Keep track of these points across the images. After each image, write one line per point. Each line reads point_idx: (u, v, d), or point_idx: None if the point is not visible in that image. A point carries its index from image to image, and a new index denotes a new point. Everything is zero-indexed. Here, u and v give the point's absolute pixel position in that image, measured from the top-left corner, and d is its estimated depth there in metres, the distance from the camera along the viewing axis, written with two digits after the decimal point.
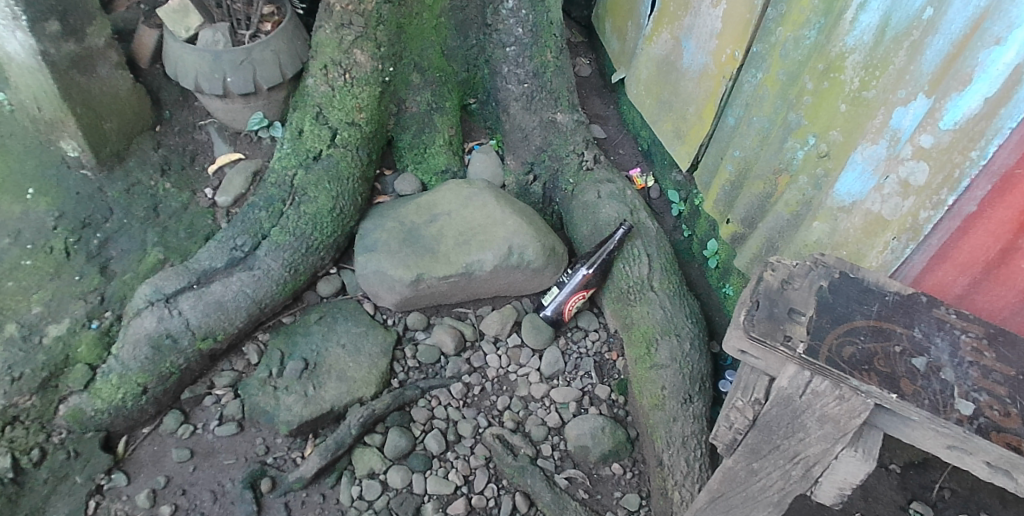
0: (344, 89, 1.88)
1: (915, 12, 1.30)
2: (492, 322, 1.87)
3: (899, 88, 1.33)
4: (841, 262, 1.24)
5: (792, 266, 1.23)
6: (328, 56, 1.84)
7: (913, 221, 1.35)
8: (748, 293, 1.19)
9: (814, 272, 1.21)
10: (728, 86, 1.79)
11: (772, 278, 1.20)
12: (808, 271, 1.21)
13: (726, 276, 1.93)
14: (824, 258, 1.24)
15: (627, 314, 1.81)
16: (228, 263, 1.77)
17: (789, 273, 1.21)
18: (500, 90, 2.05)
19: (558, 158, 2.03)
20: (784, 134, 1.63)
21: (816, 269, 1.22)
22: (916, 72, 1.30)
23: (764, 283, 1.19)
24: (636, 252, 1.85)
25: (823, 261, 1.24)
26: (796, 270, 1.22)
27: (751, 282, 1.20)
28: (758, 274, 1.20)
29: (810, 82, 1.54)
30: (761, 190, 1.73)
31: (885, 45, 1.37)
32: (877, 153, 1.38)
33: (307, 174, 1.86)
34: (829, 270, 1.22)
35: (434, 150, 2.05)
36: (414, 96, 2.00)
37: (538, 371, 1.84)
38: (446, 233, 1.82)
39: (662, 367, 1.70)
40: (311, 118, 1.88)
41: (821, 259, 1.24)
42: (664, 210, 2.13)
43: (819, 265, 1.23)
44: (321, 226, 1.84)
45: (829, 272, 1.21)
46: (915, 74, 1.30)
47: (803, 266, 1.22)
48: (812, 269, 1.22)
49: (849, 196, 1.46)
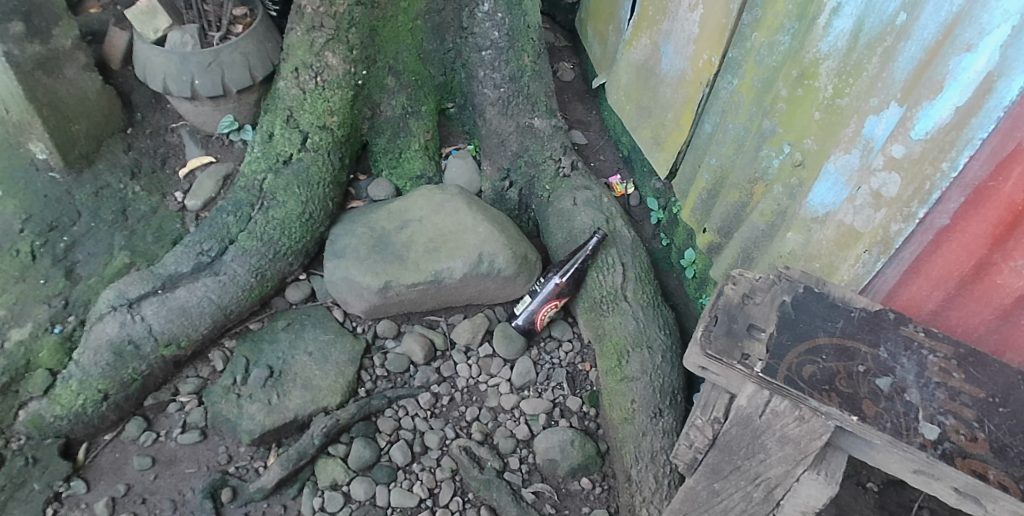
0: (316, 92, 1.84)
1: (889, 17, 1.25)
2: (463, 331, 1.83)
3: (871, 95, 1.29)
4: (806, 275, 1.18)
5: (756, 279, 1.16)
6: (299, 59, 1.81)
7: (885, 234, 1.30)
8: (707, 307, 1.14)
9: (777, 286, 1.15)
10: (705, 93, 1.74)
11: (734, 292, 1.14)
12: (771, 285, 1.16)
13: (703, 287, 1.88)
14: (789, 272, 1.18)
15: (600, 325, 1.77)
16: (194, 269, 1.74)
17: (753, 286, 1.15)
18: (476, 94, 2.02)
19: (534, 164, 1.99)
20: (759, 142, 1.59)
21: (780, 284, 1.16)
22: (889, 80, 1.25)
23: (725, 299, 1.13)
24: (610, 261, 1.81)
25: (788, 276, 1.18)
26: (758, 284, 1.15)
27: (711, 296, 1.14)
28: (717, 287, 1.14)
29: (784, 89, 1.49)
30: (737, 199, 1.69)
31: (858, 51, 1.32)
32: (850, 162, 1.34)
33: (276, 179, 1.83)
34: (793, 284, 1.16)
35: (409, 155, 2.02)
36: (389, 99, 1.97)
37: (508, 381, 1.80)
38: (416, 239, 1.79)
39: (633, 380, 1.65)
40: (281, 122, 1.86)
41: (786, 273, 1.18)
42: (644, 218, 2.09)
43: (783, 279, 1.17)
44: (289, 232, 1.81)
45: (792, 286, 1.16)
46: (887, 82, 1.26)
47: (767, 280, 1.16)
48: (776, 283, 1.16)
49: (823, 206, 1.42)
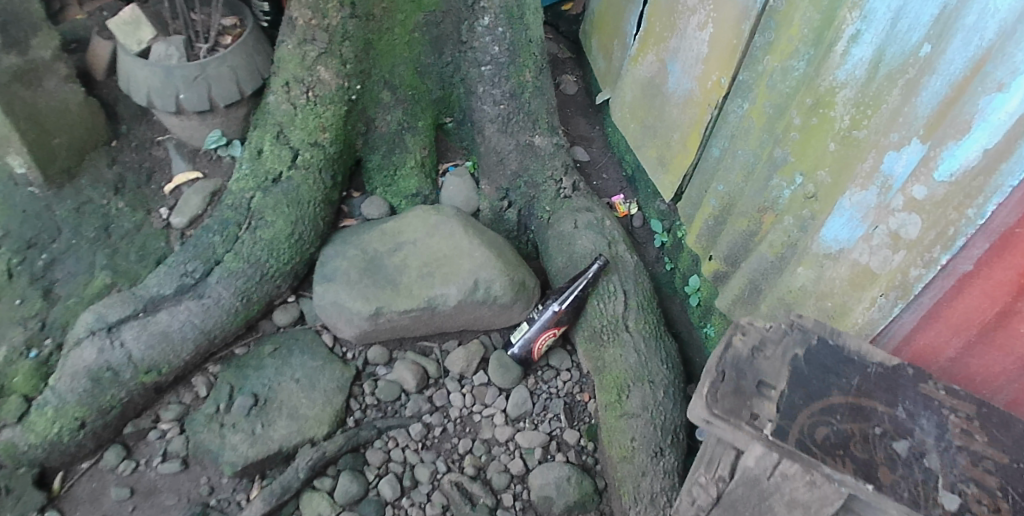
0: (307, 108, 1.77)
1: (912, 47, 1.17)
2: (457, 360, 1.76)
3: (891, 130, 1.21)
4: (820, 326, 1.10)
5: (766, 329, 1.09)
6: (291, 73, 1.74)
7: (903, 278, 1.21)
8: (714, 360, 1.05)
9: (790, 338, 1.07)
10: (713, 115, 1.67)
11: (743, 344, 1.06)
12: (782, 336, 1.08)
13: (707, 316, 1.81)
14: (803, 320, 1.11)
15: (599, 356, 1.69)
16: (177, 291, 1.67)
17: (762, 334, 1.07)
18: (475, 111, 1.95)
19: (534, 185, 1.93)
20: (770, 171, 1.51)
21: (793, 335, 1.08)
22: (911, 114, 1.17)
23: (733, 351, 1.05)
24: (612, 288, 1.74)
25: (801, 326, 1.10)
26: (770, 334, 1.08)
27: (718, 348, 1.06)
28: (725, 339, 1.06)
29: (798, 117, 1.41)
30: (745, 228, 1.62)
31: (878, 82, 1.24)
32: (867, 199, 1.26)
33: (265, 198, 1.76)
34: (807, 334, 1.08)
35: (405, 172, 1.96)
36: (384, 114, 1.90)
37: (503, 412, 1.73)
38: (410, 263, 1.72)
39: (633, 417, 1.57)
40: (271, 138, 1.78)
41: (799, 322, 1.10)
42: (647, 241, 2.03)
43: (796, 330, 1.09)
44: (277, 253, 1.74)
45: (806, 338, 1.08)
46: (909, 117, 1.18)
47: (777, 330, 1.08)
48: (788, 334, 1.08)
49: (836, 242, 1.35)
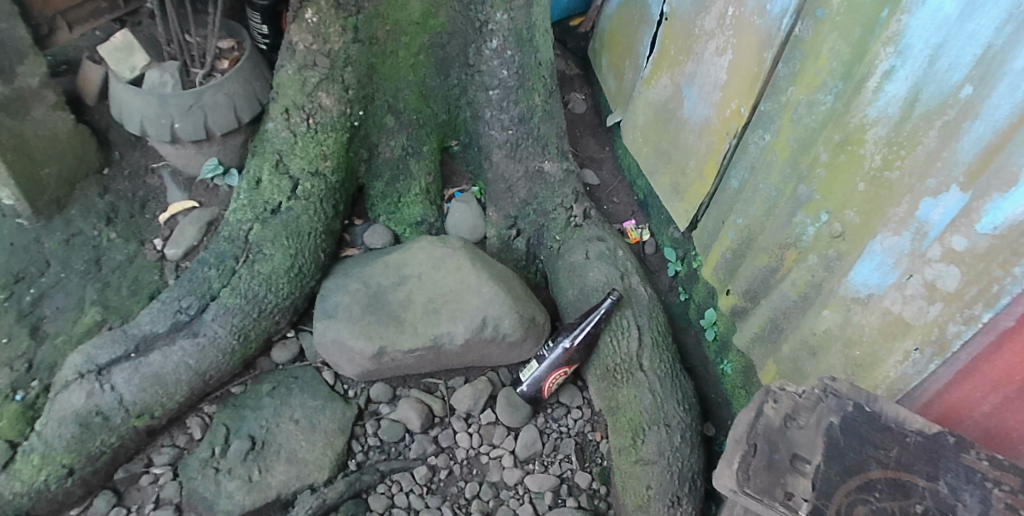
0: (308, 135, 1.70)
1: (951, 87, 1.09)
2: (464, 397, 1.69)
3: (928, 175, 1.13)
4: (855, 390, 1.01)
5: (800, 395, 1.02)
6: (290, 99, 1.67)
7: (940, 333, 1.12)
8: (744, 429, 1.02)
9: (824, 404, 0.99)
10: (733, 145, 1.59)
11: (775, 413, 1.01)
12: (817, 402, 1.00)
13: (724, 352, 1.74)
14: (837, 384, 1.01)
15: (612, 396, 1.62)
16: (170, 328, 1.60)
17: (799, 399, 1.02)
18: (482, 135, 1.88)
19: (544, 212, 1.85)
20: (794, 207, 1.44)
21: (827, 401, 1.00)
22: (951, 159, 1.09)
23: (765, 421, 1.01)
24: (625, 324, 1.67)
25: (835, 391, 1.01)
26: (803, 401, 1.02)
27: (749, 416, 1.02)
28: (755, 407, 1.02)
29: (825, 153, 1.34)
30: (767, 264, 1.54)
31: (913, 121, 1.16)
32: (900, 245, 1.18)
33: (263, 229, 1.69)
34: (841, 400, 0.99)
35: (409, 199, 1.89)
36: (388, 140, 1.84)
37: (512, 453, 1.66)
38: (414, 298, 1.64)
39: (648, 463, 1.50)
40: (270, 167, 1.71)
41: (833, 386, 1.02)
42: (660, 268, 1.97)
43: (830, 395, 1.00)
44: (276, 288, 1.66)
45: (841, 403, 0.99)
46: (948, 162, 1.10)
47: (812, 396, 1.02)
48: (823, 401, 1.00)
49: (865, 286, 1.27)
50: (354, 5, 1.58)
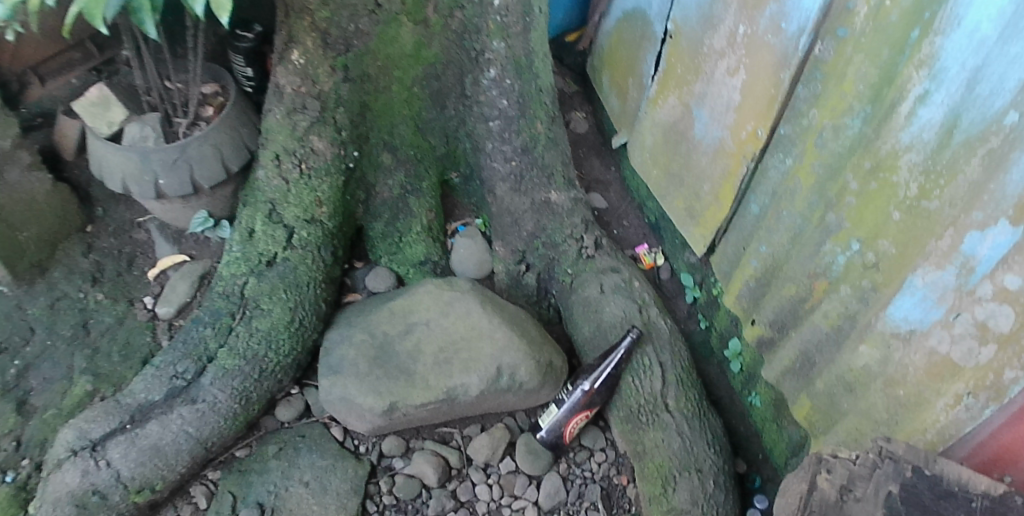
0: (301, 182, 1.62)
1: (993, 113, 0.97)
2: (481, 447, 1.61)
3: (972, 207, 1.01)
4: (913, 452, 0.92)
5: (854, 462, 0.94)
6: (280, 144, 1.58)
7: (996, 379, 1.00)
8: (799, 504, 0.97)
9: (880, 472, 0.91)
10: (750, 168, 1.51)
11: (828, 486, 0.95)
12: (872, 470, 0.92)
13: (752, 383, 1.66)
14: (892, 446, 0.93)
15: (639, 440, 1.53)
16: (167, 395, 1.51)
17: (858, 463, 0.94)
18: (484, 168, 1.80)
19: (553, 245, 1.77)
20: (822, 236, 1.34)
21: (884, 468, 0.91)
22: (997, 191, 0.97)
23: (819, 495, 0.95)
24: (647, 362, 1.59)
25: (890, 455, 0.92)
26: (858, 469, 0.94)
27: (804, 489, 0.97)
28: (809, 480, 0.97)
29: (854, 181, 1.24)
30: (794, 294, 1.45)
31: (952, 149, 1.05)
32: (944, 279, 1.07)
33: (258, 283, 1.60)
34: (899, 465, 0.90)
35: (411, 238, 1.81)
36: (385, 179, 1.77)
37: (535, 504, 1.58)
38: (424, 348, 1.56)
39: (682, 514, 1.43)
40: (263, 217, 1.63)
41: (888, 449, 0.93)
42: (677, 294, 1.88)
43: (885, 460, 0.91)
44: (277, 345, 1.58)
45: (898, 470, 0.90)
46: (994, 195, 0.97)
47: (867, 463, 0.93)
48: (879, 468, 0.91)
49: (906, 321, 1.17)
50: (344, 43, 1.50)
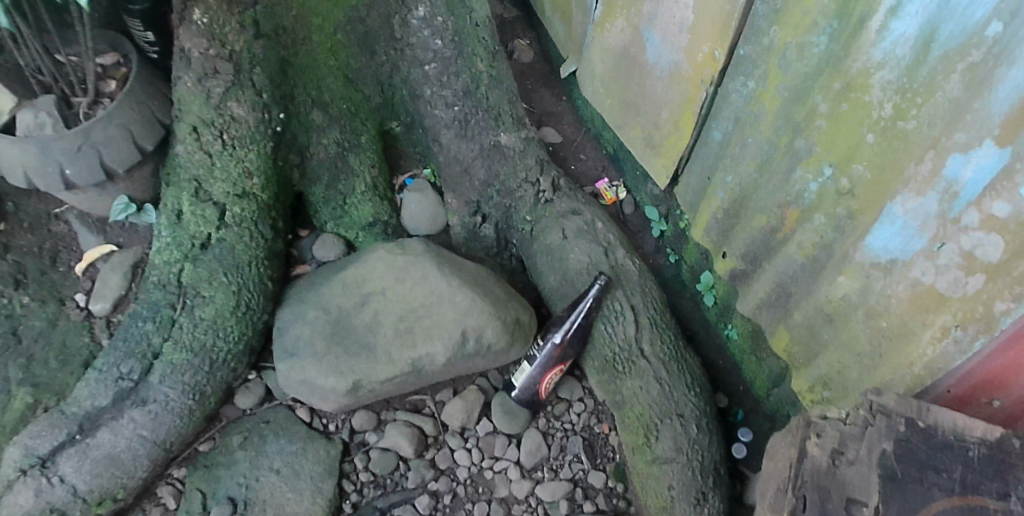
0: (225, 154, 1.48)
1: (974, 25, 0.86)
2: (456, 412, 1.55)
3: (955, 129, 0.92)
4: (904, 403, 0.87)
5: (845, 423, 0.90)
6: (196, 115, 1.43)
7: (985, 310, 0.94)
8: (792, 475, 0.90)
9: (872, 430, 0.86)
10: (709, 93, 1.38)
11: (820, 451, 0.89)
12: (865, 428, 0.87)
13: (727, 316, 1.59)
14: (882, 400, 0.89)
15: (616, 389, 1.48)
16: (115, 399, 1.40)
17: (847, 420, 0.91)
18: (425, 116, 1.66)
19: (508, 193, 1.66)
20: (791, 163, 1.25)
21: (875, 424, 0.87)
22: (982, 111, 0.88)
23: (812, 462, 0.88)
24: (618, 308, 1.52)
25: (881, 409, 0.87)
26: (850, 430, 0.89)
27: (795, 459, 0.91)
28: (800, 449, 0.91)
29: (824, 103, 1.13)
30: (766, 226, 1.37)
31: (928, 66, 0.94)
32: (926, 206, 1.00)
33: (195, 269, 1.48)
34: (891, 420, 0.85)
35: (356, 199, 1.69)
36: (319, 139, 1.62)
37: (517, 464, 1.53)
38: (382, 319, 1.47)
39: (667, 462, 1.37)
40: (189, 197, 1.49)
41: (879, 403, 0.89)
42: (642, 229, 1.79)
43: (877, 416, 0.87)
44: (225, 333, 1.47)
45: (891, 425, 0.85)
46: (980, 115, 0.89)
47: (858, 422, 0.89)
48: (871, 425, 0.87)
49: (886, 252, 1.10)
50: None
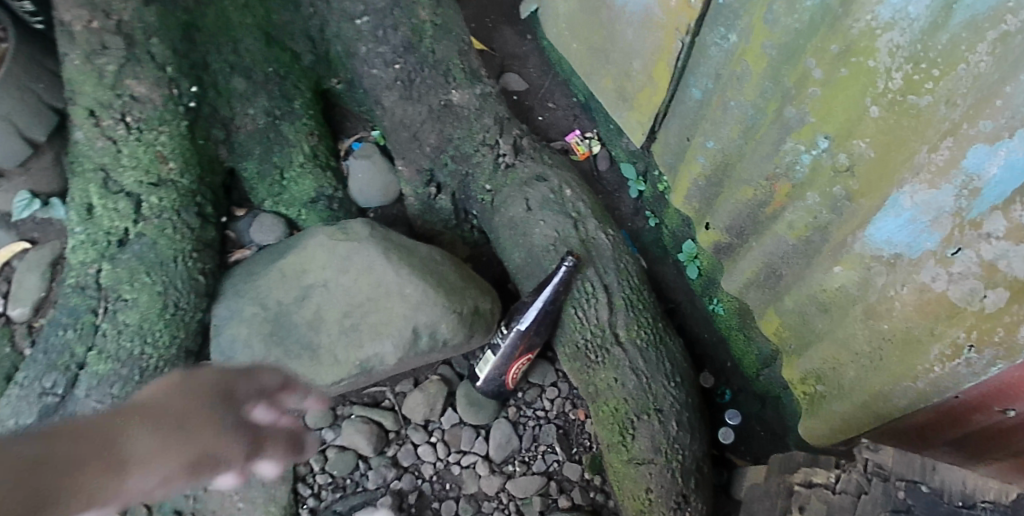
0: (132, 139, 1.28)
1: None
2: (417, 406, 1.44)
3: (981, 117, 0.73)
4: (903, 464, 1.04)
5: (833, 491, 1.08)
6: (91, 97, 1.24)
7: (1011, 338, 0.76)
8: None
9: (867, 499, 1.04)
10: (685, 44, 1.18)
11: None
12: (857, 498, 1.05)
13: (713, 289, 1.43)
14: (881, 458, 1.06)
15: (589, 379, 1.34)
16: (41, 416, 1.29)
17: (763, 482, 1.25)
18: (364, 77, 1.47)
19: (463, 159, 1.47)
20: (781, 133, 1.05)
21: (871, 491, 1.04)
22: (1014, 98, 0.69)
23: None
24: (590, 288, 1.35)
25: (880, 469, 1.05)
26: (840, 501, 1.07)
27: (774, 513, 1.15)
28: None
29: (818, 68, 0.93)
30: (751, 199, 1.18)
31: (949, 33, 0.75)
32: (940, 200, 0.82)
33: (114, 269, 1.33)
34: (891, 485, 1.03)
35: (295, 172, 1.51)
36: (243, 108, 1.42)
37: (486, 458, 1.42)
38: (326, 316, 1.31)
39: (644, 463, 1.25)
40: (98, 189, 1.33)
41: (875, 461, 1.06)
42: (618, 188, 1.60)
43: (874, 478, 1.04)
44: (153, 338, 1.32)
45: (888, 491, 1.03)
46: (1011, 102, 0.69)
47: (851, 489, 1.06)
48: (866, 492, 1.04)
49: (889, 245, 0.93)
50: None
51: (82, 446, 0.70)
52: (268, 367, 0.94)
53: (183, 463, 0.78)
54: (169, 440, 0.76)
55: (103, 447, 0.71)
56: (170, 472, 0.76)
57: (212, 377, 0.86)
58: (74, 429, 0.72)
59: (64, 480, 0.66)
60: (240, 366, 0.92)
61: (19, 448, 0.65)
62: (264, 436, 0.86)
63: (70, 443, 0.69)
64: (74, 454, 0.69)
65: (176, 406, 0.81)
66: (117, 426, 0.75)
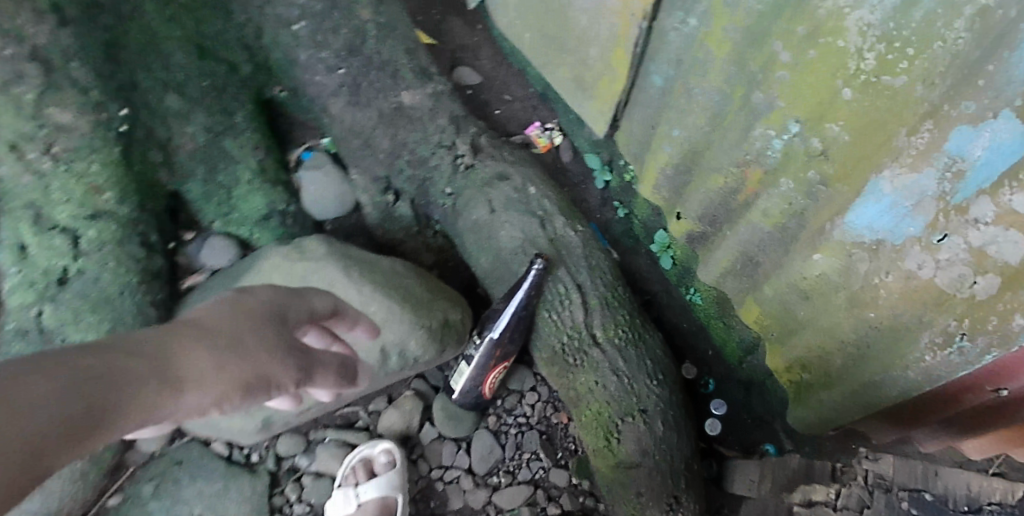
0: (62, 172, 1.17)
1: None
2: (393, 424, 1.38)
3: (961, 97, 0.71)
4: (904, 472, 1.13)
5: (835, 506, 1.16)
6: (8, 129, 1.10)
7: (1006, 324, 0.74)
8: None
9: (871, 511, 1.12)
10: (643, 30, 1.11)
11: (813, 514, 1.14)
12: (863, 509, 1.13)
13: (690, 279, 1.38)
14: (886, 472, 1.15)
15: (569, 384, 1.28)
16: None
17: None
18: (307, 85, 1.40)
19: (420, 163, 1.40)
20: (750, 119, 1.00)
21: (874, 505, 1.13)
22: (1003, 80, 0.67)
23: None
24: (562, 289, 1.28)
25: (883, 483, 1.14)
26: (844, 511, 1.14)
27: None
28: None
29: (785, 51, 0.88)
30: (722, 186, 1.13)
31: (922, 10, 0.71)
32: (921, 184, 0.79)
33: (58, 310, 1.25)
34: (895, 496, 1.12)
35: (244, 191, 1.43)
36: (181, 127, 1.31)
37: (469, 472, 1.37)
38: None
39: (633, 466, 1.21)
40: (30, 227, 1.20)
41: (880, 471, 1.16)
42: (583, 179, 1.54)
43: (877, 496, 1.13)
44: None
45: (892, 503, 1.11)
46: (996, 82, 0.68)
47: (854, 503, 1.14)
48: (870, 506, 1.13)
49: (870, 231, 0.88)
50: None
51: (136, 360, 0.62)
52: (315, 291, 0.89)
53: (239, 388, 0.69)
54: (230, 362, 0.67)
55: (162, 372, 0.63)
56: (225, 392, 0.67)
57: (269, 295, 0.80)
58: (118, 344, 0.62)
59: (116, 402, 0.58)
60: (290, 286, 0.84)
61: (55, 365, 0.55)
62: (320, 360, 0.85)
63: (126, 359, 0.61)
64: (124, 362, 0.60)
65: (234, 328, 0.71)
66: (167, 339, 0.65)
